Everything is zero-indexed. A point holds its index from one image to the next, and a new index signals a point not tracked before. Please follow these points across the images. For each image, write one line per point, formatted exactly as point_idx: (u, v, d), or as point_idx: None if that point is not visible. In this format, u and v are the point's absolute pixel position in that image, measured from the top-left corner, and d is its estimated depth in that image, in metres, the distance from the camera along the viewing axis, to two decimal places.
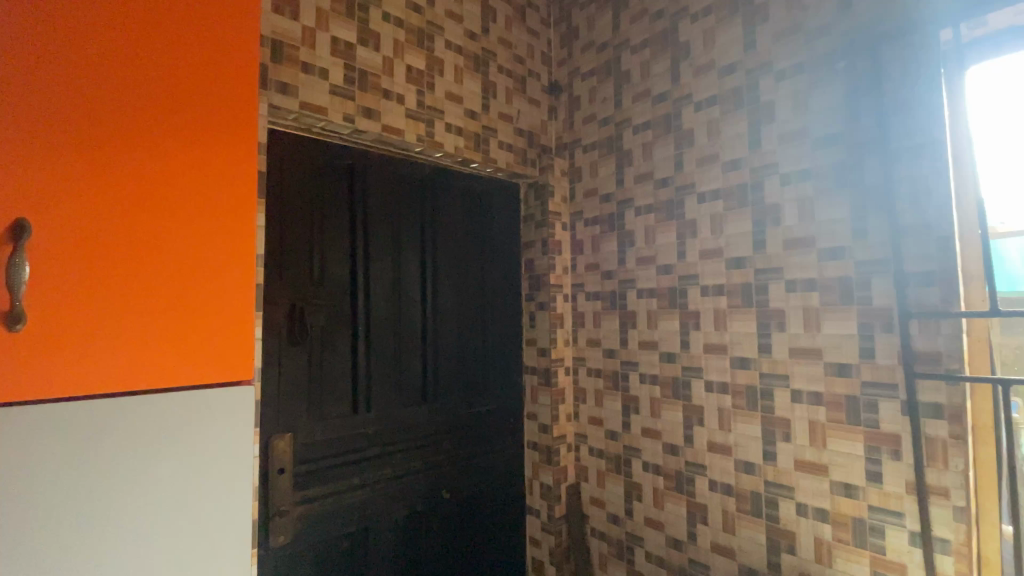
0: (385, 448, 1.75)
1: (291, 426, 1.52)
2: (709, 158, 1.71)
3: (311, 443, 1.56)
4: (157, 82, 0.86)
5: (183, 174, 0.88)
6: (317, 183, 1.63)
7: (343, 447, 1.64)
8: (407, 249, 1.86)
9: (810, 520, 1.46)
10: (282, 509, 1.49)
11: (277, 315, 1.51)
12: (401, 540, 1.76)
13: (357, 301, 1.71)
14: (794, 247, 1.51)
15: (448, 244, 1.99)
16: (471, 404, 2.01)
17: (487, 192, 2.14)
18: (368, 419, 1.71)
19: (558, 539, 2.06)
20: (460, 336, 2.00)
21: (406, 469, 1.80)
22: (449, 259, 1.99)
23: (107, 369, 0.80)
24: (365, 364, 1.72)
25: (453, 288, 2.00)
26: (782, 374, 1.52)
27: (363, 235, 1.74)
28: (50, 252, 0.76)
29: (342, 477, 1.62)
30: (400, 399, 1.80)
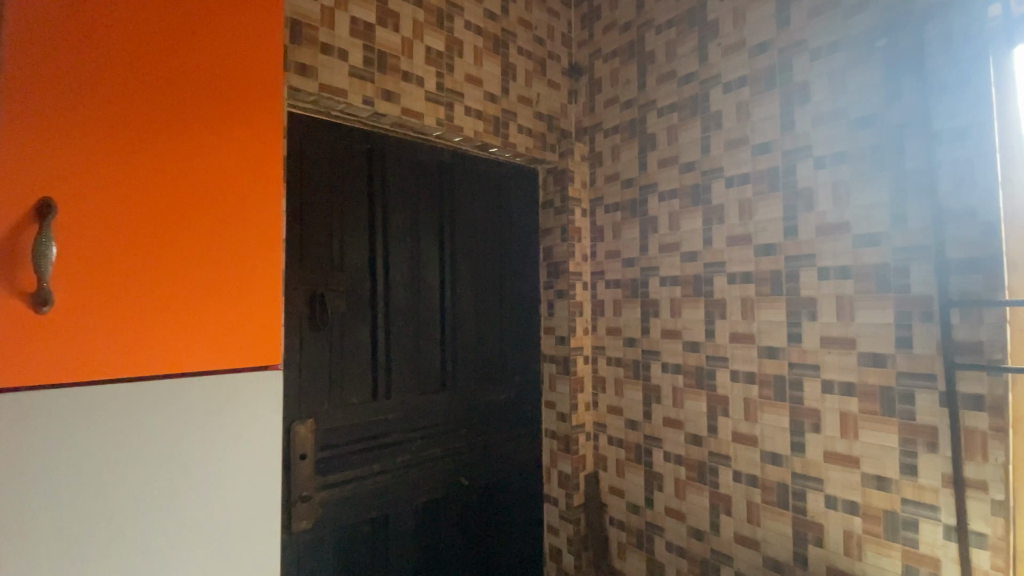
0: (404, 434, 1.74)
1: (312, 411, 1.52)
2: (738, 141, 1.66)
3: (332, 428, 1.56)
4: (182, 75, 0.84)
5: (212, 170, 0.86)
6: (337, 168, 1.60)
7: (364, 434, 1.63)
8: (426, 235, 1.84)
9: (839, 512, 1.43)
10: (305, 495, 1.49)
11: (297, 301, 1.50)
12: (421, 526, 1.76)
13: (377, 287, 1.69)
14: (826, 234, 1.46)
15: (467, 229, 1.96)
16: (489, 392, 2.00)
17: (506, 177, 2.10)
18: (388, 406, 1.70)
19: (576, 527, 2.06)
20: (479, 324, 1.98)
21: (425, 456, 1.79)
22: (467, 246, 1.96)
23: (136, 352, 0.79)
24: (386, 352, 1.71)
25: (472, 275, 1.97)
26: (812, 364, 1.48)
27: (382, 221, 1.71)
28: (75, 249, 0.74)
29: (362, 464, 1.62)
30: (420, 386, 1.79)
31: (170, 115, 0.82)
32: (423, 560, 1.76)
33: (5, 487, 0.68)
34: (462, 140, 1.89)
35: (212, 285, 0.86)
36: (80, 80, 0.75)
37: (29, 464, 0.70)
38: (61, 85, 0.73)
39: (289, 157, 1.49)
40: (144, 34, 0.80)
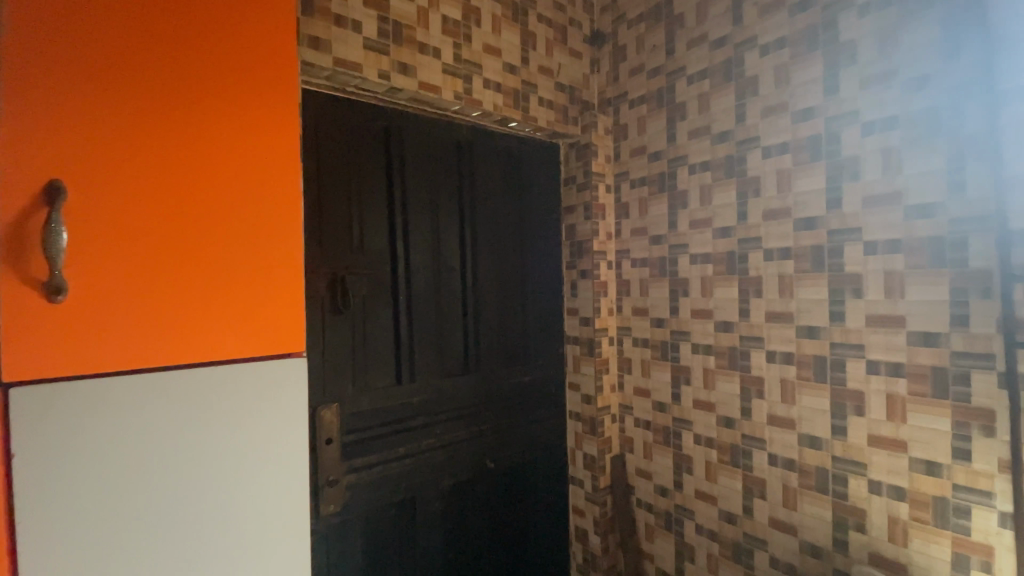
0: (429, 417, 1.72)
1: (337, 396, 1.50)
2: (776, 108, 1.56)
3: (356, 412, 1.54)
4: (191, 66, 0.78)
5: (226, 168, 0.81)
6: (354, 147, 1.55)
7: (390, 417, 1.62)
8: (446, 214, 1.78)
9: (884, 498, 1.37)
10: (332, 479, 1.48)
11: (319, 285, 1.46)
12: (447, 508, 1.75)
13: (398, 269, 1.65)
14: (872, 206, 1.37)
15: (488, 208, 1.90)
16: (514, 374, 1.96)
17: (527, 153, 2.03)
18: (412, 390, 1.68)
19: (603, 509, 2.03)
20: (502, 306, 1.94)
21: (451, 438, 1.77)
22: (488, 226, 1.90)
23: (156, 350, 0.76)
24: (409, 336, 1.68)
25: (493, 256, 1.91)
26: (856, 344, 1.40)
27: (402, 201, 1.66)
28: (87, 252, 0.70)
29: (388, 447, 1.61)
30: (443, 370, 1.76)
31: (188, 121, 0.78)
32: (451, 542, 1.75)
33: (31, 477, 0.67)
34: (481, 114, 1.81)
35: (244, 299, 0.83)
36: (84, 74, 0.70)
37: (46, 461, 0.68)
38: (64, 79, 0.69)
39: (305, 136, 1.44)
40: (149, 21, 0.75)
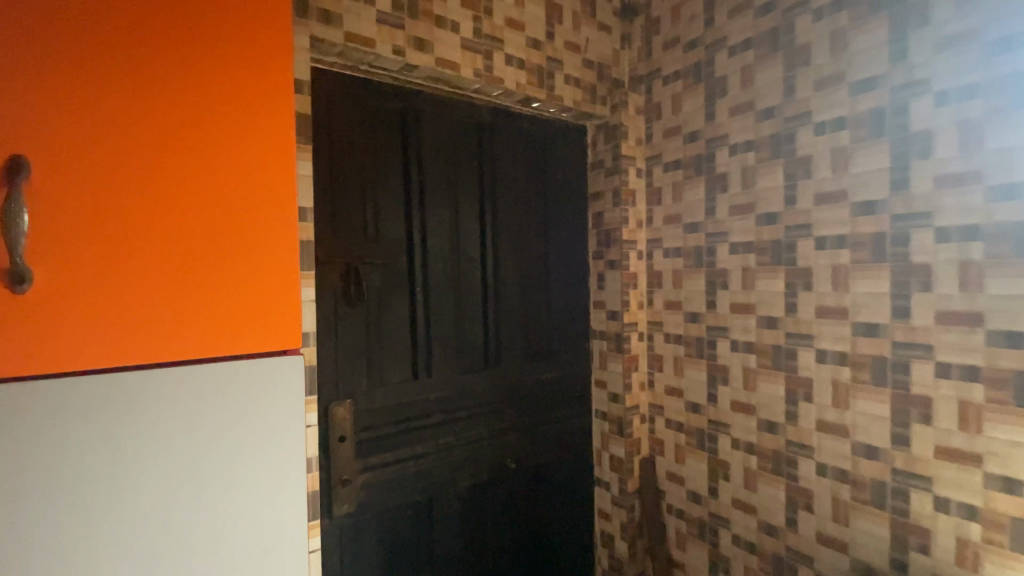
0: (447, 414, 1.63)
1: (350, 392, 1.43)
2: (832, 79, 1.39)
3: (371, 409, 1.47)
4: (173, 39, 0.72)
5: (214, 151, 0.75)
6: (369, 130, 1.47)
7: (405, 415, 1.53)
8: (466, 201, 1.68)
9: (952, 517, 1.22)
10: (344, 478, 1.42)
11: (331, 276, 1.39)
12: (466, 509, 1.67)
13: (413, 260, 1.56)
14: (946, 187, 1.20)
15: (510, 195, 1.79)
16: (534, 370, 1.86)
17: (553, 137, 1.91)
18: (428, 387, 1.59)
19: (631, 514, 1.92)
20: (524, 297, 1.83)
21: (469, 436, 1.69)
22: (506, 213, 1.79)
23: (138, 349, 0.70)
24: (425, 330, 1.59)
25: (514, 245, 1.81)
26: (923, 344, 1.24)
27: (417, 188, 1.57)
28: (60, 241, 0.65)
29: (404, 445, 1.53)
30: (461, 365, 1.67)
31: (173, 100, 0.72)
32: (470, 545, 1.68)
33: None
34: (503, 94, 1.70)
35: (235, 294, 0.77)
36: (58, 48, 0.65)
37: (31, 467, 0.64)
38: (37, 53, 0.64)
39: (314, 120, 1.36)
40: None
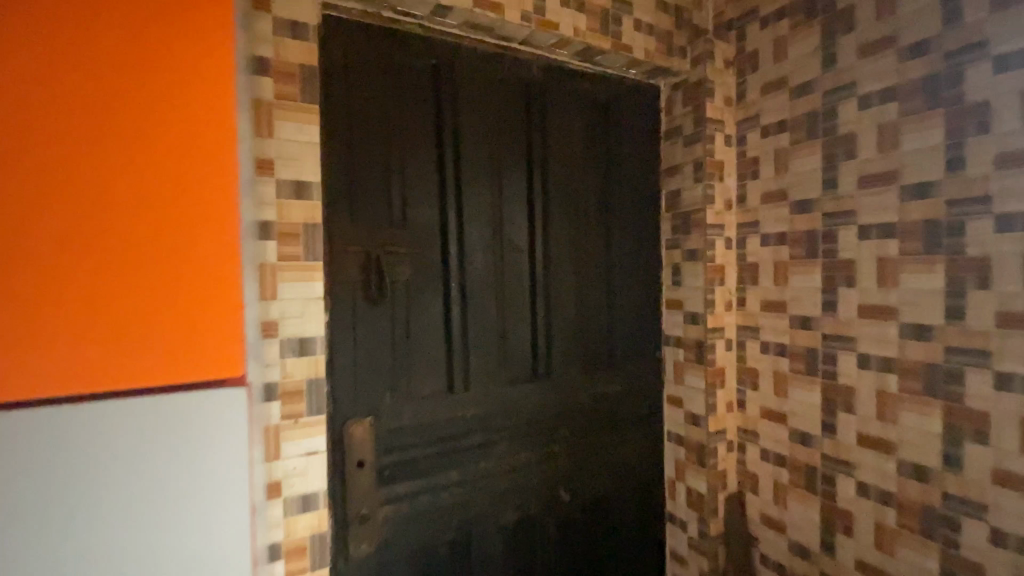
0: (490, 435, 1.33)
1: (371, 407, 1.18)
2: (878, 44, 1.20)
3: (396, 428, 1.21)
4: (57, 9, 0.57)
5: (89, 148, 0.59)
6: (391, 90, 1.22)
7: (457, 431, 1.29)
8: (510, 177, 1.38)
9: (1013, 555, 1.02)
10: (364, 513, 1.17)
11: (349, 266, 1.16)
12: (517, 550, 1.37)
13: (448, 246, 1.29)
14: (1013, 165, 1.00)
15: (564, 169, 1.47)
16: (571, 391, 1.46)
17: (617, 98, 1.55)
18: (477, 400, 1.32)
19: (712, 563, 1.51)
20: (533, 300, 1.41)
21: (518, 462, 1.37)
22: (554, 191, 1.45)
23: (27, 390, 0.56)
24: (445, 335, 1.28)
25: (570, 230, 1.47)
26: (980, 351, 1.05)
27: (453, 159, 1.30)
28: None
29: (436, 471, 1.26)
30: (509, 376, 1.37)
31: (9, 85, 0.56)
32: None
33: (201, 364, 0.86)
34: None
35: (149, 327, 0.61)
36: None
37: (17, 494, 0.55)
38: None
39: (325, 76, 1.13)
40: None
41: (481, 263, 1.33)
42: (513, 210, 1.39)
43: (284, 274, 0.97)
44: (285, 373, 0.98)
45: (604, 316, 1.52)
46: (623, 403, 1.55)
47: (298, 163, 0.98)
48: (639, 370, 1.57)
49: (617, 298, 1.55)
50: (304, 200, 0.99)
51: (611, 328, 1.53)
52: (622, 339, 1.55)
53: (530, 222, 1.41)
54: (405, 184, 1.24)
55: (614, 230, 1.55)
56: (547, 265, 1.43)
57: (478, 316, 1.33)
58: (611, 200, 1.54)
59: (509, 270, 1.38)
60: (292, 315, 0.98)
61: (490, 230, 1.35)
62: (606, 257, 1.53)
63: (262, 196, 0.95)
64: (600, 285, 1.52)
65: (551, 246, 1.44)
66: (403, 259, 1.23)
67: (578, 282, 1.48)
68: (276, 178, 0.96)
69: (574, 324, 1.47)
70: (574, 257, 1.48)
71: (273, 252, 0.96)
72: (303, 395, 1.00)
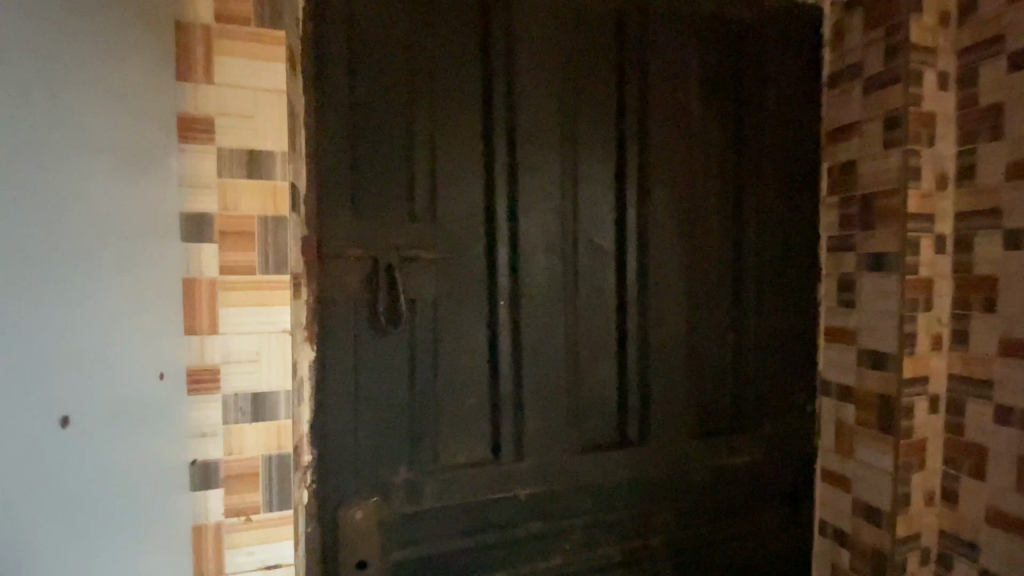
0: (554, 522, 0.93)
1: (380, 483, 0.83)
2: None
3: (414, 513, 0.85)
4: None
5: None
6: (412, 22, 0.83)
7: (504, 519, 0.90)
8: (590, 148, 0.95)
9: None
10: None
11: (350, 280, 0.80)
12: None
13: (496, 248, 0.89)
14: None
15: (672, 136, 1.00)
16: (673, 458, 1.01)
17: (753, 29, 1.04)
18: (532, 473, 0.91)
19: None
20: (618, 324, 0.97)
21: (594, 560, 0.96)
22: (656, 167, 0.99)
23: None
24: (490, 377, 0.89)
25: (679, 226, 1.00)
26: None
27: (503, 121, 0.89)
28: None
29: (474, 572, 0.89)
30: (580, 437, 0.95)
31: None
32: None
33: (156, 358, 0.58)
34: None
35: None
36: None
37: None
38: None
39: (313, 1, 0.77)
40: None
41: (545, 273, 0.91)
42: (591, 194, 0.95)
43: (228, 297, 0.63)
44: (231, 447, 0.64)
45: (727, 348, 1.05)
46: (752, 473, 1.07)
47: (254, 123, 0.63)
48: (779, 427, 1.09)
49: (749, 322, 1.06)
50: (260, 181, 0.63)
51: (737, 367, 1.05)
52: (755, 384, 1.07)
53: (618, 211, 0.97)
54: (436, 157, 0.85)
55: (745, 224, 1.05)
56: (644, 273, 0.98)
57: (538, 349, 0.91)
58: (740, 178, 1.05)
59: (586, 281, 0.94)
60: (242, 358, 0.64)
61: (559, 223, 0.93)
62: (731, 263, 1.04)
63: (194, 174, 0.61)
64: (721, 304, 1.04)
65: (651, 245, 0.98)
66: (429, 267, 0.85)
67: (689, 301, 1.01)
68: (217, 148, 0.61)
69: (682, 362, 1.01)
70: (685, 262, 1.01)
71: (211, 262, 0.62)
72: (261, 479, 0.65)
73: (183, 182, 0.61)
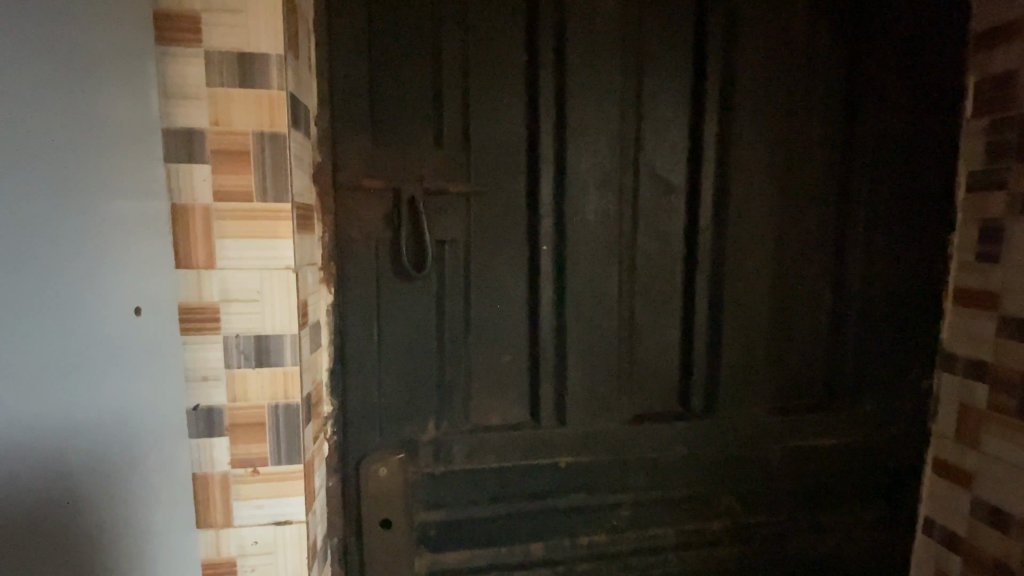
0: (599, 495, 0.83)
1: (405, 439, 0.76)
2: None
3: (442, 474, 0.78)
4: None
5: None
6: None
7: (542, 488, 0.81)
8: (657, 60, 0.77)
9: None
10: None
11: (370, 216, 0.71)
12: None
13: (538, 183, 0.76)
14: None
15: (764, 41, 0.79)
16: (743, 435, 0.86)
17: None
18: (574, 441, 0.81)
19: None
20: (684, 277, 0.82)
21: (645, 539, 0.85)
22: (743, 81, 0.79)
23: None
24: (528, 332, 0.79)
25: (766, 158, 0.81)
26: None
27: (549, 26, 0.74)
28: None
29: (508, 541, 0.81)
30: (632, 404, 0.83)
31: None
32: None
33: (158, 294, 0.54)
34: None
35: None
36: None
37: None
38: None
39: None
40: None
41: (596, 212, 0.77)
42: (656, 117, 0.78)
43: (223, 227, 0.55)
44: (235, 393, 0.58)
45: (818, 310, 0.86)
46: (843, 459, 0.90)
47: (244, 20, 0.54)
48: (877, 405, 0.91)
49: (849, 279, 0.86)
50: (251, 90, 0.54)
51: (831, 332, 0.87)
52: (853, 354, 0.88)
53: (691, 140, 0.80)
54: (469, 72, 0.72)
55: (856, 155, 0.84)
56: (720, 215, 0.81)
57: (582, 302, 0.78)
58: (851, 98, 0.83)
59: (645, 224, 0.79)
60: (243, 297, 0.57)
61: (616, 153, 0.77)
62: (830, 205, 0.85)
63: (181, 83, 0.53)
64: (815, 255, 0.85)
65: (731, 181, 0.80)
66: (457, 204, 0.74)
67: (771, 250, 0.83)
68: (205, 52, 0.53)
69: (763, 325, 0.84)
70: (772, 201, 0.82)
71: (204, 187, 0.55)
72: (267, 430, 0.59)
73: (169, 92, 0.53)
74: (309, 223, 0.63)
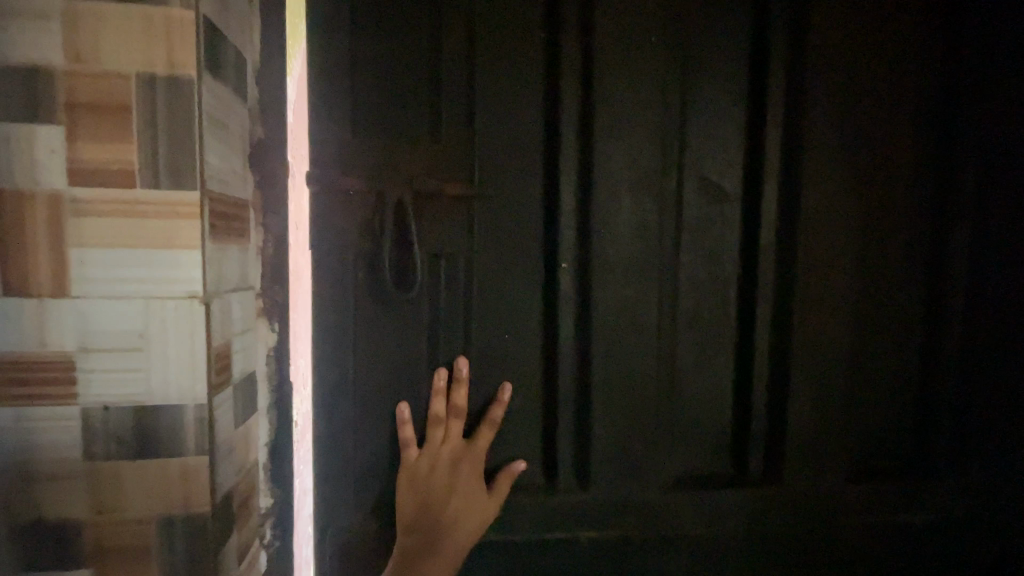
0: None
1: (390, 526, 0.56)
2: None
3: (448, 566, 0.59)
4: None
5: None
6: None
7: None
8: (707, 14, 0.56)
9: None
10: None
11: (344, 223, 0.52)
12: None
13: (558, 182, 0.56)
14: None
15: None
16: (807, 532, 0.63)
17: None
18: (598, 536, 0.60)
19: None
20: (740, 308, 0.60)
21: None
22: (817, 51, 0.57)
23: None
24: (543, 382, 0.58)
25: (846, 148, 0.59)
26: None
27: None
28: None
29: None
30: (674, 477, 0.61)
31: None
32: None
33: None
34: None
35: None
36: None
37: None
38: None
39: None
40: None
41: (631, 221, 0.57)
42: (711, 99, 0.57)
43: (84, 232, 0.34)
44: (101, 503, 0.36)
45: (912, 373, 0.63)
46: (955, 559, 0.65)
47: None
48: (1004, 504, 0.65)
49: (959, 331, 0.62)
50: (133, 7, 0.33)
51: (933, 388, 0.63)
52: (967, 414, 0.63)
53: (750, 122, 0.58)
54: (475, 37, 0.54)
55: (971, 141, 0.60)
56: (784, 241, 0.59)
57: (615, 348, 0.57)
58: (963, 81, 0.59)
59: (691, 243, 0.58)
60: (114, 346, 0.35)
61: (661, 139, 0.57)
62: (929, 229, 0.61)
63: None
64: (908, 296, 0.62)
65: (800, 197, 0.58)
66: (457, 208, 0.54)
67: (851, 290, 0.60)
68: None
69: (841, 373, 0.61)
70: (853, 224, 0.60)
71: (49, 164, 0.33)
72: (152, 562, 0.37)
73: None
74: (237, 229, 0.41)
